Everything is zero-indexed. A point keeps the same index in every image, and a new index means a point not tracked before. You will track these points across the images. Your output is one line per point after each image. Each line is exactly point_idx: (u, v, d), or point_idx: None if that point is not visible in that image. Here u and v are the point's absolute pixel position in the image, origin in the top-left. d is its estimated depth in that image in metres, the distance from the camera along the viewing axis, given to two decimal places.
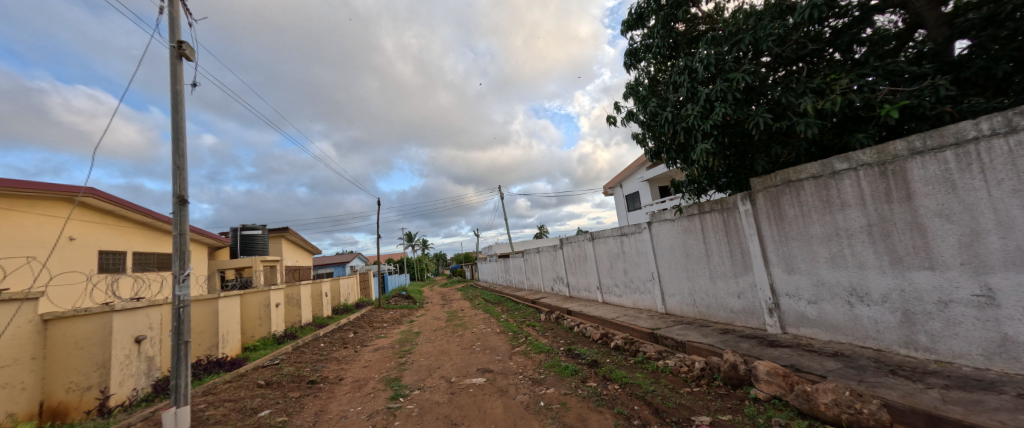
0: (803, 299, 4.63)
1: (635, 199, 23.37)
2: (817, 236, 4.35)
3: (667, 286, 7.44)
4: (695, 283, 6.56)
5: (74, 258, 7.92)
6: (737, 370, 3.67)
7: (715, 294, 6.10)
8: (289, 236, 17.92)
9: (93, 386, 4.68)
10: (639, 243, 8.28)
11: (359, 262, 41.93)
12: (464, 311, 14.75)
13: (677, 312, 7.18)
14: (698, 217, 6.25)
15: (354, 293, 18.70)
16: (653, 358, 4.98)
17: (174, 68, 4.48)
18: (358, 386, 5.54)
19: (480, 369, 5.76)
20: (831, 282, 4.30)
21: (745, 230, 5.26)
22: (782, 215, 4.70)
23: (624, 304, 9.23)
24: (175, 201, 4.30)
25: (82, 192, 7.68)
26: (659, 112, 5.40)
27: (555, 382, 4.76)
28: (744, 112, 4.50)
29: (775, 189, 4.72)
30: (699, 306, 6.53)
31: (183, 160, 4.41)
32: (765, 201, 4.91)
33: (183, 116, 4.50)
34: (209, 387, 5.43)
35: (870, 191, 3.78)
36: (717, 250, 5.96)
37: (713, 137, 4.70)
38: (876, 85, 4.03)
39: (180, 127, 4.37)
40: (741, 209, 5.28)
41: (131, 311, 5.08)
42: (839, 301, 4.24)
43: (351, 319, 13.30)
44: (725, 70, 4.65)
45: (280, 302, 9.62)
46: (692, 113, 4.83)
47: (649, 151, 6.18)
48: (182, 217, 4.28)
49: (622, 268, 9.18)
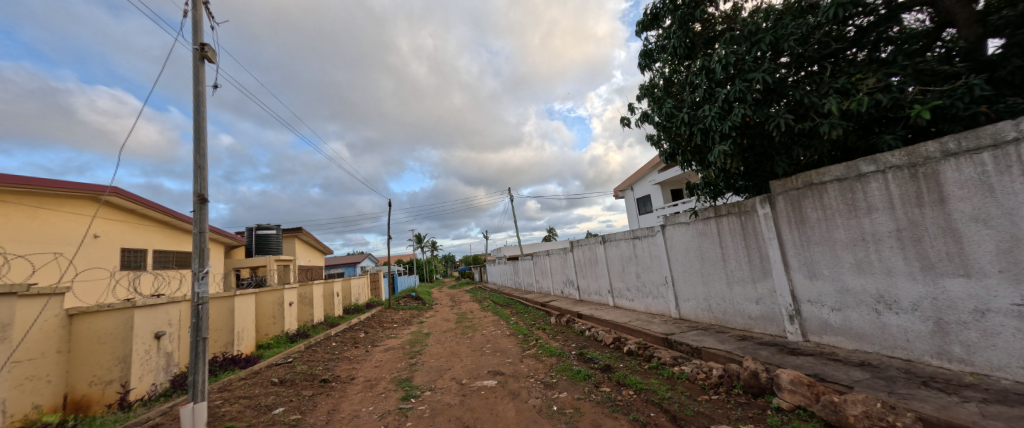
0: (826, 306, 4.47)
1: (646, 202, 23.11)
2: (842, 241, 4.22)
3: (681, 291, 7.32)
4: (710, 288, 6.44)
5: (99, 255, 8.16)
6: (758, 378, 3.54)
7: (732, 300, 5.96)
8: (303, 236, 18.26)
9: (114, 380, 4.78)
10: (652, 246, 8.17)
11: (370, 262, 42.31)
12: (474, 313, 14.72)
13: (691, 317, 7.04)
14: (715, 220, 6.17)
15: (365, 293, 18.81)
16: (668, 363, 4.86)
17: (196, 71, 4.42)
18: (370, 386, 5.55)
19: (491, 371, 5.71)
20: (857, 289, 4.13)
21: (764, 234, 5.17)
22: (804, 218, 4.61)
23: (636, 308, 9.09)
24: (196, 200, 4.19)
25: (107, 191, 7.94)
26: (675, 113, 5.30)
27: (568, 386, 4.69)
28: (764, 113, 4.38)
29: (796, 191, 4.65)
30: (714, 311, 6.40)
31: (204, 160, 4.30)
32: (786, 204, 4.83)
33: (205, 118, 4.43)
34: (224, 384, 5.46)
35: (899, 194, 3.65)
36: (734, 254, 5.84)
37: (731, 138, 4.58)
38: (905, 85, 3.89)
39: (202, 128, 4.31)
40: (760, 212, 5.20)
41: (152, 307, 5.22)
42: (865, 308, 4.07)
43: (362, 319, 13.39)
44: (745, 69, 4.54)
45: (293, 302, 9.75)
46: (709, 114, 4.71)
47: (664, 153, 6.08)
48: (203, 215, 4.18)
49: (634, 272, 9.07)
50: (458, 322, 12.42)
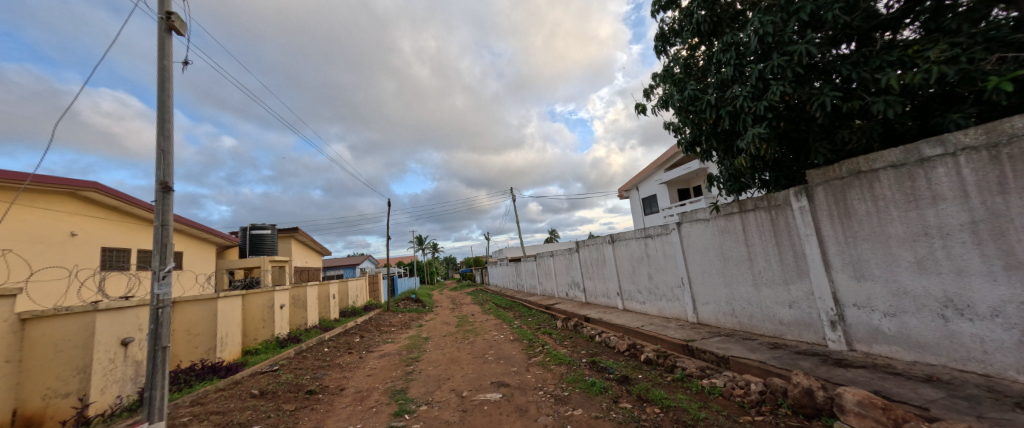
0: (877, 311, 3.93)
1: (652, 202, 22.57)
2: (899, 237, 3.68)
3: (699, 293, 6.77)
4: (734, 290, 5.90)
5: (76, 254, 7.66)
6: (813, 397, 2.97)
7: (760, 303, 5.41)
8: (300, 237, 17.75)
9: (72, 393, 4.26)
10: (666, 246, 7.63)
11: (370, 264, 41.82)
12: (475, 316, 14.15)
13: (711, 322, 6.49)
14: (739, 216, 5.64)
15: (363, 295, 18.27)
16: (695, 376, 4.30)
17: (162, 43, 3.92)
18: (359, 398, 5.00)
19: (494, 382, 5.15)
20: (918, 291, 3.59)
21: (800, 230, 4.62)
22: (850, 211, 4.07)
23: (648, 312, 8.54)
24: (158, 188, 3.66)
25: (31, 178, 6.69)
26: (699, 96, 4.78)
27: (582, 401, 4.14)
28: (806, 91, 3.85)
29: (840, 181, 4.12)
30: (738, 316, 5.85)
31: (169, 143, 3.78)
32: (827, 196, 4.30)
33: (171, 96, 3.91)
34: (199, 396, 4.93)
35: (975, 180, 3.13)
36: (762, 253, 5.30)
37: (767, 120, 4.04)
38: (976, 55, 3.30)
39: (166, 106, 3.79)
40: (795, 206, 4.67)
41: (120, 310, 4.72)
42: (929, 314, 3.53)
43: (358, 323, 12.85)
44: (783, 42, 4.00)
45: (284, 304, 9.23)
46: (741, 94, 4.18)
47: (683, 142, 5.56)
48: (166, 204, 3.66)
49: (646, 273, 8.52)
50: (459, 326, 11.87)
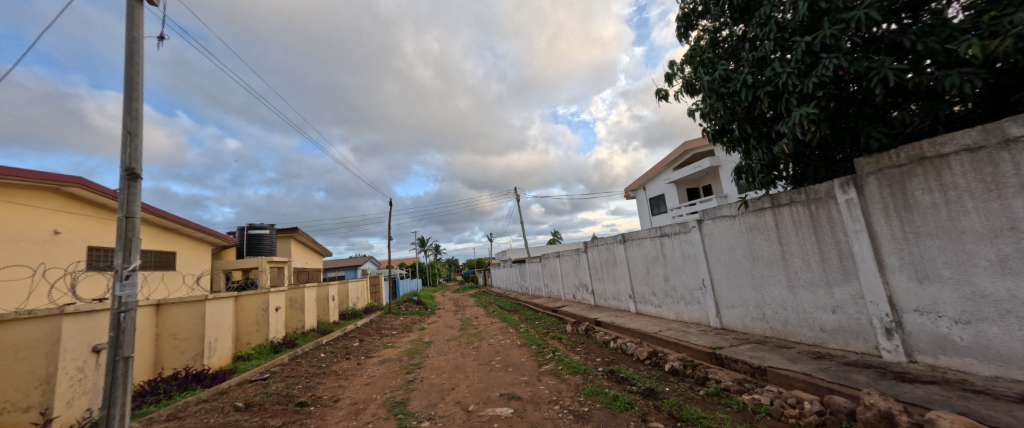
0: (947, 318, 3.43)
1: (660, 202, 22.00)
2: (976, 232, 3.20)
3: (723, 297, 6.26)
4: (765, 293, 5.39)
5: (58, 254, 7.23)
6: (893, 422, 2.48)
7: (797, 308, 4.90)
8: (299, 237, 17.32)
9: (33, 406, 3.79)
10: (685, 245, 7.12)
11: (372, 265, 41.39)
12: (479, 319, 13.65)
13: (737, 327, 5.98)
14: (771, 212, 5.14)
15: (363, 297, 17.83)
16: (733, 390, 3.80)
17: (132, 13, 3.47)
18: (355, 412, 4.50)
19: (504, 394, 4.64)
20: (1001, 294, 3.11)
21: (847, 226, 4.12)
22: (912, 204, 3.57)
23: (664, 316, 8.03)
24: (123, 177, 3.19)
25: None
26: (732, 76, 4.29)
27: (605, 418, 3.64)
28: (864, 65, 3.34)
29: (898, 170, 3.63)
30: (770, 321, 5.35)
31: (137, 124, 3.32)
32: (880, 187, 3.80)
33: (140, 72, 3.45)
34: (178, 409, 4.47)
35: None
36: (799, 253, 4.80)
37: (817, 100, 3.54)
38: None
39: (134, 82, 3.33)
40: (840, 199, 4.16)
41: (89, 313, 4.30)
42: (1016, 322, 3.04)
43: (358, 326, 12.40)
44: (835, 9, 3.47)
45: (280, 306, 8.77)
46: (785, 71, 3.69)
47: (711, 129, 5.09)
48: (132, 195, 3.20)
49: (662, 275, 8.02)
50: (462, 329, 11.37)
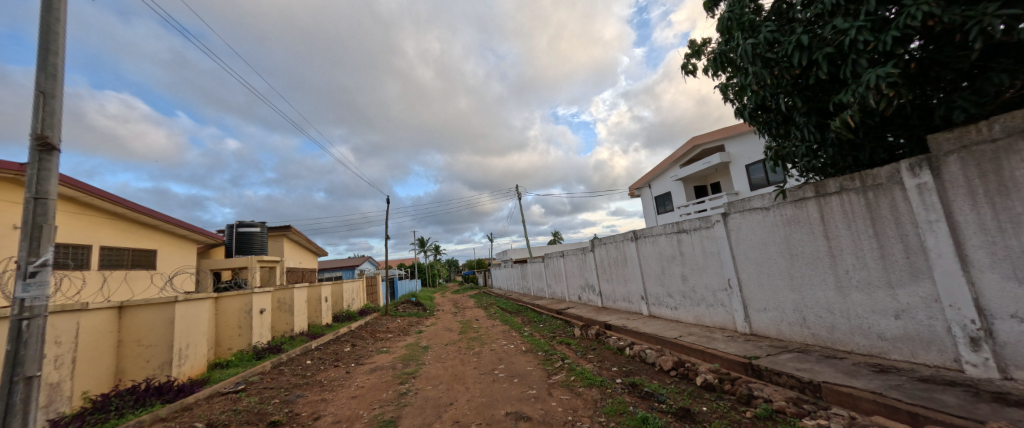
0: None
1: (666, 200, 21.37)
2: None
3: (753, 299, 5.61)
4: (806, 295, 4.74)
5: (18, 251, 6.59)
6: None
7: (847, 312, 4.25)
8: (292, 236, 16.67)
9: None
10: (707, 241, 6.47)
11: (370, 265, 40.77)
12: (480, 322, 12.97)
13: (771, 333, 5.32)
14: (815, 201, 4.48)
15: (359, 298, 17.15)
16: (788, 412, 3.16)
17: None
18: None
19: (510, 413, 3.98)
20: None
21: (919, 216, 3.47)
22: (1012, 186, 2.92)
23: (682, 319, 7.37)
24: (35, 150, 2.76)
25: None
26: (780, 39, 3.65)
27: None
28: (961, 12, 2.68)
29: (992, 145, 2.98)
30: (812, 327, 4.70)
31: (54, 84, 2.86)
32: (966, 167, 3.15)
33: (63, 22, 2.99)
34: None
35: None
36: (851, 248, 4.15)
37: (896, 59, 2.90)
38: None
39: (54, 33, 2.87)
40: (909, 184, 3.51)
41: None
42: None
43: (352, 329, 11.74)
44: None
45: (266, 308, 8.11)
46: (853, 26, 3.04)
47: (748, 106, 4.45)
48: (45, 173, 2.77)
49: (679, 274, 7.37)
50: (462, 333, 10.71)
